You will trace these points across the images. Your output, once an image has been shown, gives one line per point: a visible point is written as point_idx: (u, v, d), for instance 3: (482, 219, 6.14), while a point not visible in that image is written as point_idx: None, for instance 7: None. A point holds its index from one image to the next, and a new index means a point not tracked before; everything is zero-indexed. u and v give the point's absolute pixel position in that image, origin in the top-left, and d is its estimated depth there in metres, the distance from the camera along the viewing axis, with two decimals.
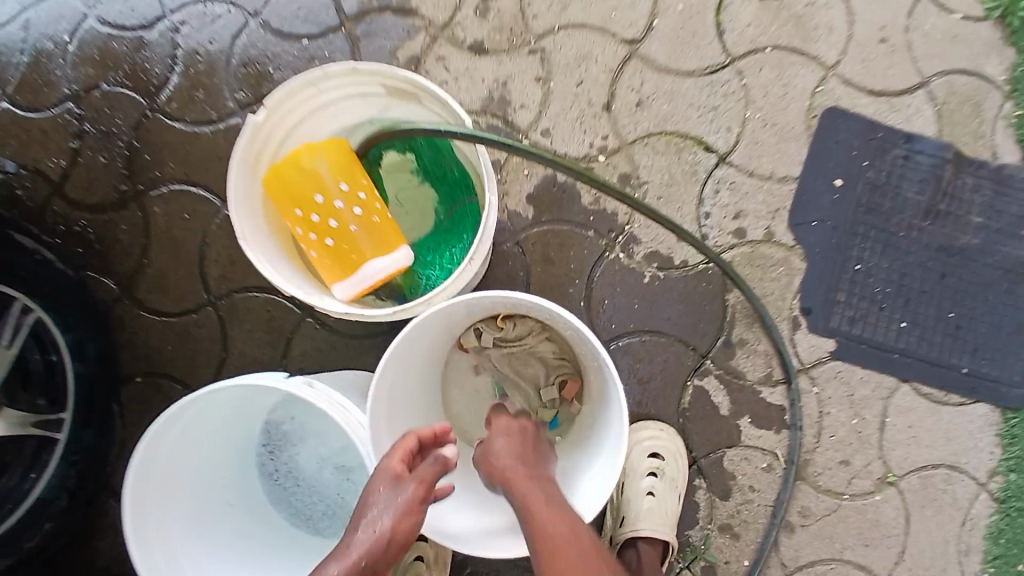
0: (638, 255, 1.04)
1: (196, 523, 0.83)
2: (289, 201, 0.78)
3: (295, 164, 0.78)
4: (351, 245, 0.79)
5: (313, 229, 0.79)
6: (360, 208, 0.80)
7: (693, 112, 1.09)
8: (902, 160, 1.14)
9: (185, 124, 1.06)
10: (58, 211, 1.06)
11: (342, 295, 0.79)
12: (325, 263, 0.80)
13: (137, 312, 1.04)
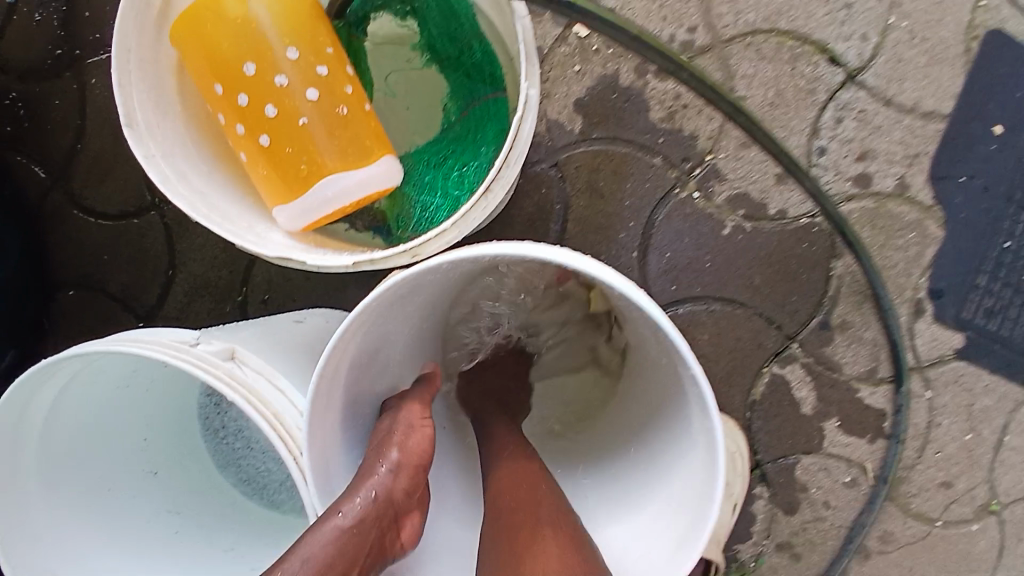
0: (718, 196, 0.78)
1: (99, 500, 0.66)
2: (208, 72, 0.56)
3: (218, 16, 0.54)
4: (297, 146, 0.56)
5: (244, 115, 0.56)
6: (315, 91, 0.56)
7: (819, 6, 0.79)
8: None
9: None
10: None
11: (286, 215, 0.58)
12: (264, 169, 0.58)
13: (70, 212, 0.82)
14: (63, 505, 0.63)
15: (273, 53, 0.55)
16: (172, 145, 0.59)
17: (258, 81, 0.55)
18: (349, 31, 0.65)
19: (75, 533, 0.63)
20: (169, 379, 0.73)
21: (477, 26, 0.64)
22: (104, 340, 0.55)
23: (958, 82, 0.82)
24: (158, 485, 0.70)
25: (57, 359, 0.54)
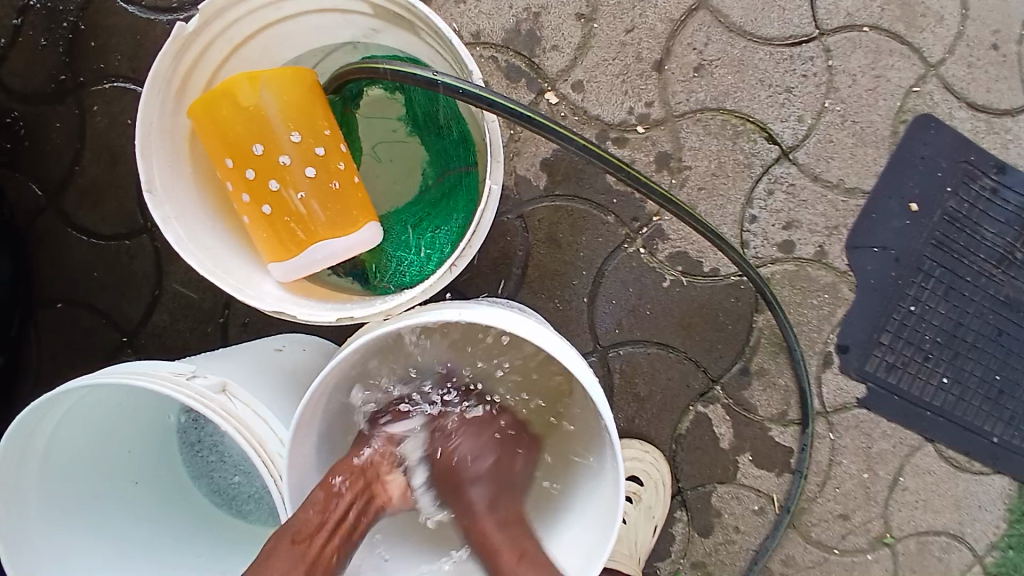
0: (661, 253, 0.87)
1: (83, 510, 0.70)
2: (219, 148, 0.61)
3: (230, 98, 0.59)
4: (296, 217, 0.61)
5: (250, 187, 0.61)
6: (314, 168, 0.61)
7: (762, 90, 0.90)
8: (988, 194, 0.96)
9: (139, 9, 0.87)
10: None
11: (282, 273, 0.63)
12: (264, 234, 0.63)
13: (65, 230, 0.89)
14: (50, 513, 0.67)
15: (279, 134, 0.60)
16: (183, 205, 0.64)
17: (266, 159, 0.60)
18: (343, 104, 0.70)
19: (62, 539, 0.67)
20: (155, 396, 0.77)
21: (456, 106, 0.69)
22: (104, 374, 0.60)
23: (878, 166, 0.94)
24: (138, 496, 0.75)
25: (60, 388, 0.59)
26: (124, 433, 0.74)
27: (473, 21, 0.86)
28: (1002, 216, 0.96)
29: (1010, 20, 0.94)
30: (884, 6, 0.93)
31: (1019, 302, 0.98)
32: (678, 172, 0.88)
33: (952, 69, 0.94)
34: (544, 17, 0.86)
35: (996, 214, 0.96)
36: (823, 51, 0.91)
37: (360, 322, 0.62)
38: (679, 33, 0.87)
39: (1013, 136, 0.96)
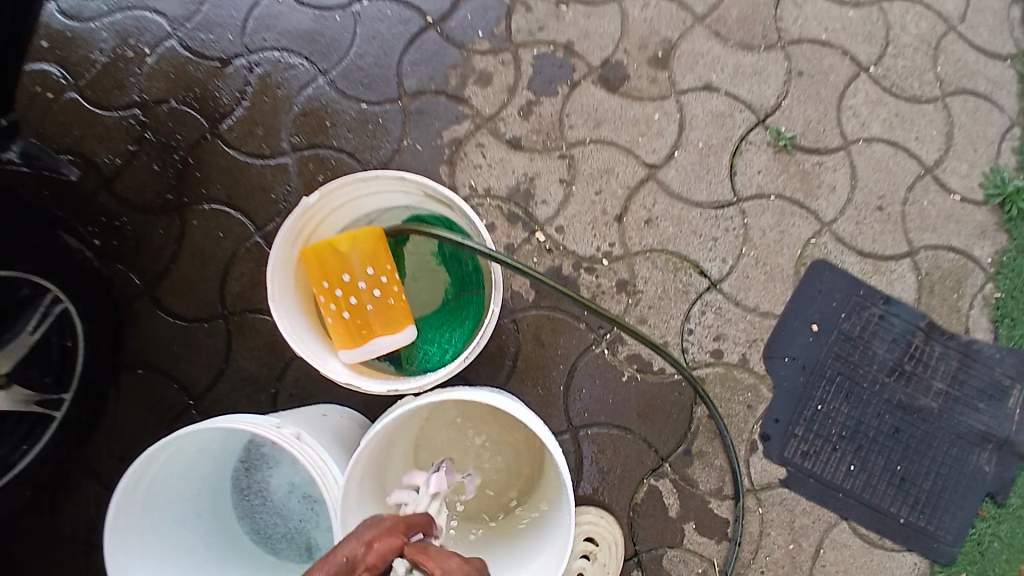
0: (621, 353, 1.15)
1: (166, 535, 0.88)
2: (318, 275, 0.87)
3: (331, 246, 0.86)
4: (364, 322, 0.88)
5: (335, 300, 0.87)
6: (380, 290, 0.88)
7: (695, 238, 1.21)
8: (877, 319, 1.20)
9: (239, 154, 1.17)
10: (102, 204, 1.16)
11: (348, 359, 0.88)
12: (338, 331, 0.88)
13: (154, 311, 1.13)
14: (148, 533, 0.85)
15: (360, 269, 0.88)
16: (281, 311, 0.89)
17: (349, 283, 0.87)
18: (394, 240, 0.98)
19: (149, 556, 0.84)
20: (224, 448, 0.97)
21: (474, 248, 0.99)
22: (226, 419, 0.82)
23: (784, 295, 1.21)
24: (200, 527, 0.93)
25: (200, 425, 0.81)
26: (199, 477, 0.94)
27: (485, 180, 1.19)
28: (890, 335, 1.20)
29: (887, 191, 1.25)
30: (787, 180, 1.23)
31: (912, 405, 1.19)
32: (634, 294, 1.18)
33: (842, 227, 1.23)
34: (537, 181, 1.20)
35: (884, 335, 1.20)
36: (741, 212, 1.22)
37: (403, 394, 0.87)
38: (633, 197, 1.20)
39: (896, 275, 1.22)
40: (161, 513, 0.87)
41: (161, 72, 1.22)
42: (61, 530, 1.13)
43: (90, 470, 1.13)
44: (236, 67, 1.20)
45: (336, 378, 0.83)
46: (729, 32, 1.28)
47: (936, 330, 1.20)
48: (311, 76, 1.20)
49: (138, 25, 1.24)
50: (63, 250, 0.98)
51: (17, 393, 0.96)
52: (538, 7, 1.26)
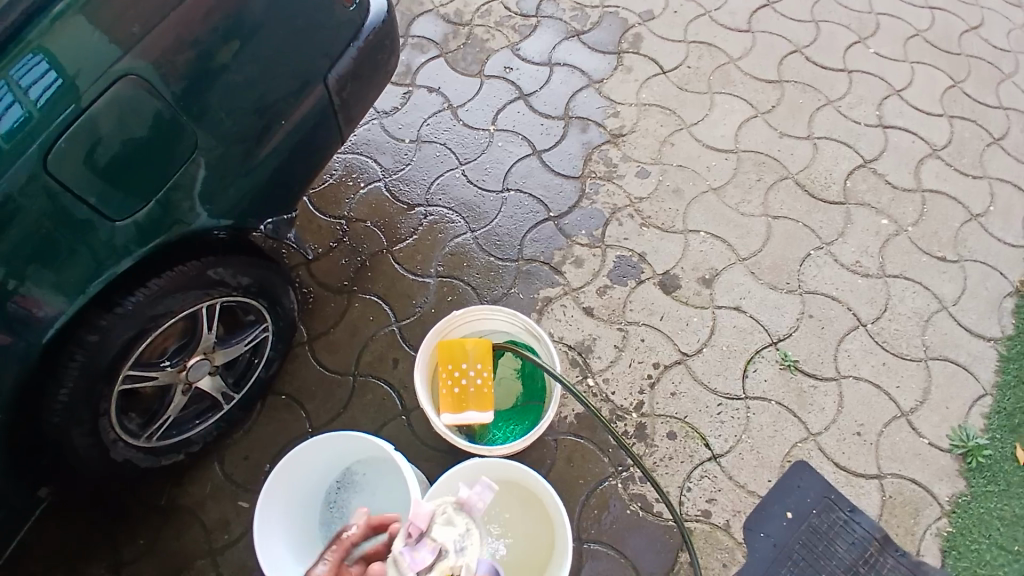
0: (630, 489, 1.46)
1: (285, 503, 1.29)
2: (446, 359, 1.33)
3: (461, 344, 1.34)
4: (464, 399, 1.31)
5: (451, 378, 1.32)
6: (480, 381, 1.33)
7: (707, 416, 1.55)
8: (841, 522, 1.47)
9: (402, 268, 1.71)
10: (301, 275, 1.69)
11: (446, 420, 1.30)
12: (446, 399, 1.31)
13: (308, 357, 1.61)
14: (279, 495, 1.27)
15: (472, 363, 1.33)
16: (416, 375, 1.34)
17: (464, 371, 1.32)
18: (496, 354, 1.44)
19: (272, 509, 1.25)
20: (336, 466, 1.38)
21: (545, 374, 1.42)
22: (367, 438, 1.30)
23: (771, 482, 1.50)
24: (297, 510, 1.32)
25: (350, 435, 1.30)
26: (313, 474, 1.35)
27: (561, 331, 1.64)
28: (851, 540, 1.45)
29: (867, 422, 1.57)
30: (787, 391, 1.59)
31: None
32: (651, 445, 1.51)
33: (825, 440, 1.54)
34: (597, 341, 1.63)
35: (846, 537, 1.46)
36: (747, 406, 1.57)
37: (477, 457, 1.28)
38: (666, 371, 1.60)
39: (864, 490, 1.50)
40: (284, 489, 1.27)
41: (367, 202, 1.81)
42: (180, 499, 1.49)
43: (218, 457, 1.52)
44: (417, 212, 1.79)
45: (437, 428, 1.25)
46: (762, 274, 1.74)
47: (889, 545, 1.45)
48: (463, 231, 1.77)
49: (362, 169, 1.86)
50: (284, 299, 1.42)
51: (216, 381, 1.37)
52: (625, 225, 1.80)
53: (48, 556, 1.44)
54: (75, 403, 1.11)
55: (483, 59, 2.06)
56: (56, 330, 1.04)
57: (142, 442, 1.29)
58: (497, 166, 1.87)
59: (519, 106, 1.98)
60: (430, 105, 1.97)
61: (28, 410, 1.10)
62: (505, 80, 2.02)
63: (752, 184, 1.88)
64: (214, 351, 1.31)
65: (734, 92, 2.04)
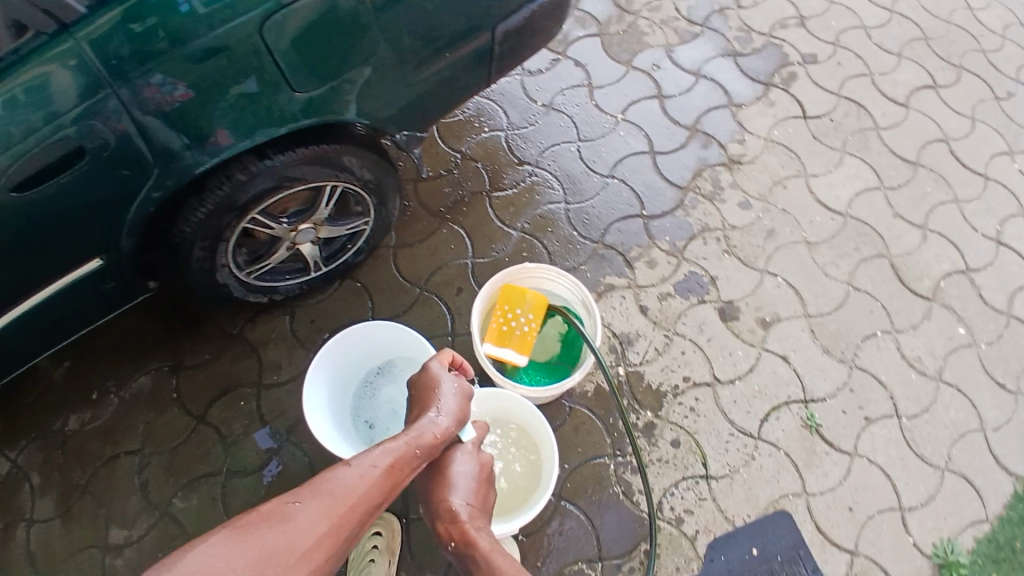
0: (620, 473, 1.59)
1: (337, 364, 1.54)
2: (505, 300, 1.51)
3: (522, 292, 1.51)
4: (507, 337, 1.49)
5: (503, 317, 1.50)
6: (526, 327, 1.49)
7: (714, 439, 1.65)
8: None
9: (494, 215, 1.87)
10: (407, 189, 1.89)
11: (486, 348, 1.48)
12: (492, 332, 1.49)
13: (389, 260, 1.81)
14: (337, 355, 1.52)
15: (526, 310, 1.50)
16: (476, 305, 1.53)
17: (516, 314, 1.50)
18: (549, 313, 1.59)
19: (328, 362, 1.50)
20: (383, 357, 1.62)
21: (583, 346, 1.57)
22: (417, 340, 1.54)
23: (748, 516, 1.59)
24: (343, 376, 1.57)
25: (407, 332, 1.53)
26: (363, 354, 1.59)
27: (612, 318, 1.76)
28: None
29: (861, 503, 1.61)
30: (798, 447, 1.66)
31: None
32: (653, 445, 1.63)
33: (816, 502, 1.60)
34: (639, 337, 1.74)
35: None
36: (755, 446, 1.65)
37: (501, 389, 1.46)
38: (692, 387, 1.69)
39: (831, 560, 1.56)
40: (340, 354, 1.53)
41: (484, 145, 1.97)
42: (251, 333, 1.77)
43: (291, 314, 1.78)
44: (523, 170, 1.94)
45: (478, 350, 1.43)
46: (819, 335, 1.78)
47: None
48: (557, 199, 1.91)
49: (491, 116, 2.01)
50: (389, 204, 1.63)
51: (314, 251, 1.60)
52: (708, 245, 1.87)
53: (138, 338, 1.77)
54: (206, 224, 1.35)
55: (636, 50, 2.15)
56: (216, 164, 1.26)
57: (242, 276, 1.53)
58: (611, 152, 1.98)
59: (652, 104, 2.07)
60: (572, 78, 2.09)
61: (174, 217, 1.34)
62: (649, 76, 2.11)
63: (846, 250, 1.90)
64: (322, 225, 1.53)
65: (864, 159, 2.04)
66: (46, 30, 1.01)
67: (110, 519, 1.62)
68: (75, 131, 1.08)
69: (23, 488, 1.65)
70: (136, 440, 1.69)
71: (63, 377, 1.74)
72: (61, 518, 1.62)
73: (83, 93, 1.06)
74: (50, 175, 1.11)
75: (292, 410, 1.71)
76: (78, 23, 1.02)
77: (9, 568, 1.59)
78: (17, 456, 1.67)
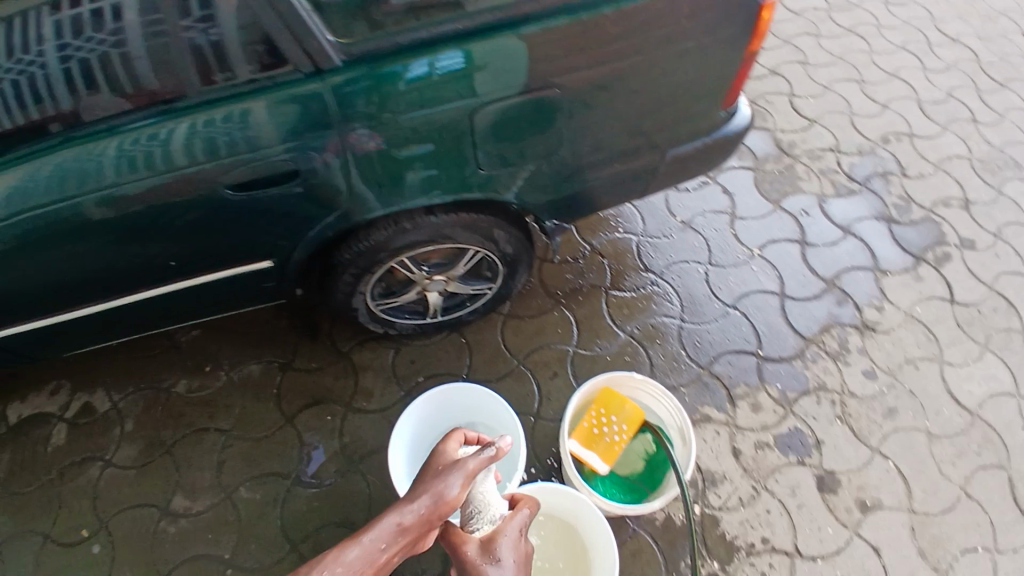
0: None
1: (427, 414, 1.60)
2: (603, 403, 1.52)
3: (622, 400, 1.51)
4: (594, 440, 1.49)
5: (597, 418, 1.51)
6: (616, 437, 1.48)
7: None
8: None
9: (608, 313, 1.91)
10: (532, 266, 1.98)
11: (571, 444, 1.49)
12: (582, 430, 1.50)
13: (497, 327, 1.89)
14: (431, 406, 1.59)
15: (620, 419, 1.50)
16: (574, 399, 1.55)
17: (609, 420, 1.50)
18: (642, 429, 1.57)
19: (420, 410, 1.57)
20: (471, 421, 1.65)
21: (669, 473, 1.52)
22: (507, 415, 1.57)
23: None
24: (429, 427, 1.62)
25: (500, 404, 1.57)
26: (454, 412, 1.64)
27: (700, 450, 1.70)
28: None
29: None
30: None
31: None
32: None
33: None
34: (723, 479, 1.67)
35: None
36: None
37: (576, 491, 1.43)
38: (768, 550, 1.58)
39: None
40: (432, 403, 1.59)
41: (614, 244, 2.03)
42: (355, 355, 1.91)
43: (396, 349, 1.90)
44: (645, 277, 1.98)
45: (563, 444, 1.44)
46: (923, 539, 1.62)
47: None
48: (672, 314, 1.91)
49: (628, 219, 2.09)
50: (516, 278, 1.74)
51: (437, 302, 1.74)
52: (820, 405, 1.79)
53: (259, 329, 1.96)
54: (361, 257, 1.49)
55: (786, 192, 2.18)
56: (390, 212, 1.40)
57: (371, 306, 1.68)
58: (738, 284, 1.98)
59: (792, 247, 2.06)
60: (716, 203, 2.14)
61: (339, 243, 1.50)
62: (794, 220, 2.11)
63: (972, 455, 1.74)
64: (453, 281, 1.68)
65: (1012, 362, 1.90)
66: (304, 69, 1.18)
67: (181, 485, 1.77)
68: (292, 156, 1.25)
69: (114, 431, 1.86)
70: (228, 420, 1.84)
71: (187, 343, 1.97)
72: (136, 468, 1.80)
73: (311, 127, 1.22)
74: (262, 185, 1.29)
75: (368, 439, 1.79)
76: (331, 71, 1.19)
77: (71, 498, 1.78)
78: (122, 401, 1.90)
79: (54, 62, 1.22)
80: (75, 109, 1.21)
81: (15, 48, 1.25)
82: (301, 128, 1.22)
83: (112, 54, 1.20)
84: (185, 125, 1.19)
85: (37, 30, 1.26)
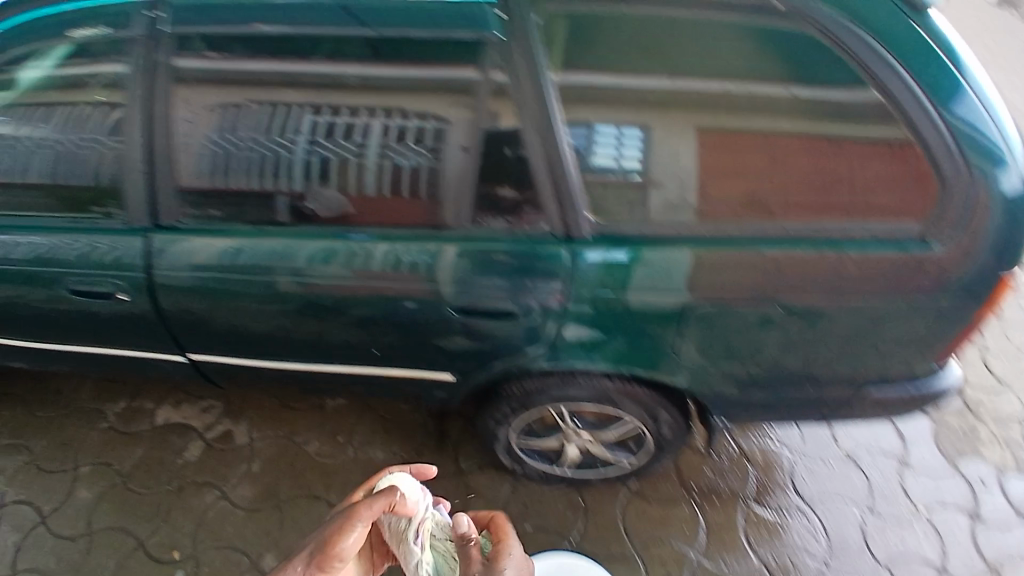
0: None
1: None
2: None
3: None
4: None
5: None
6: None
7: None
8: None
9: (744, 528, 1.80)
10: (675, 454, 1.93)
11: None
12: None
13: (620, 501, 1.86)
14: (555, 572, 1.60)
15: None
16: None
17: None
18: None
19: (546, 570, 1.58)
20: None
21: None
22: None
23: None
24: None
25: None
26: None
27: None
28: None
29: None
30: None
31: None
32: None
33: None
34: None
35: None
36: None
37: None
38: None
39: None
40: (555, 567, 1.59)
41: (766, 456, 1.94)
42: (473, 478, 1.96)
43: (511, 485, 1.93)
44: (793, 503, 1.85)
45: None
46: None
47: None
48: (817, 557, 1.77)
49: (785, 432, 1.98)
50: (655, 459, 1.74)
51: (572, 458, 1.77)
52: None
53: (394, 420, 2.15)
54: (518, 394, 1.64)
55: (965, 450, 1.97)
56: (575, 366, 1.54)
57: (513, 441, 1.76)
58: (898, 545, 1.78)
59: (965, 520, 1.83)
60: (885, 443, 1.98)
61: (509, 378, 1.62)
62: (971, 488, 1.89)
63: None
64: (596, 443, 1.72)
65: None
66: (558, 233, 1.41)
67: (275, 543, 1.93)
68: (515, 298, 1.46)
69: (242, 466, 2.09)
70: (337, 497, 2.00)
71: (330, 408, 2.19)
72: (248, 509, 2.00)
73: (542, 278, 1.43)
74: (480, 314, 1.50)
75: None
76: (580, 241, 1.41)
77: (188, 515, 2.01)
78: (259, 441, 2.14)
79: (303, 151, 1.48)
80: (306, 193, 1.50)
81: (275, 129, 1.48)
82: (507, 281, 1.44)
83: (351, 163, 1.45)
84: (421, 250, 1.47)
85: (295, 121, 1.47)
